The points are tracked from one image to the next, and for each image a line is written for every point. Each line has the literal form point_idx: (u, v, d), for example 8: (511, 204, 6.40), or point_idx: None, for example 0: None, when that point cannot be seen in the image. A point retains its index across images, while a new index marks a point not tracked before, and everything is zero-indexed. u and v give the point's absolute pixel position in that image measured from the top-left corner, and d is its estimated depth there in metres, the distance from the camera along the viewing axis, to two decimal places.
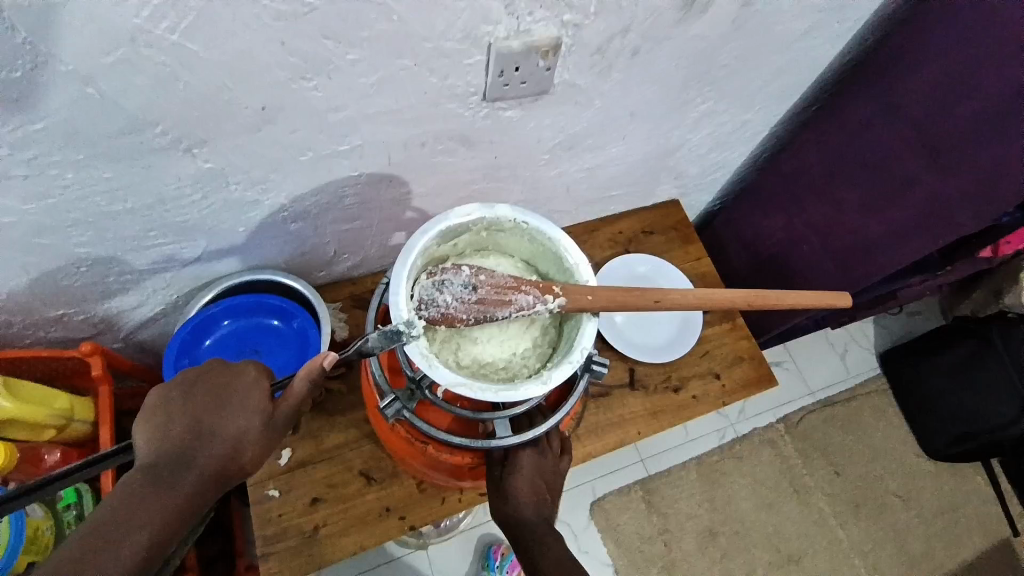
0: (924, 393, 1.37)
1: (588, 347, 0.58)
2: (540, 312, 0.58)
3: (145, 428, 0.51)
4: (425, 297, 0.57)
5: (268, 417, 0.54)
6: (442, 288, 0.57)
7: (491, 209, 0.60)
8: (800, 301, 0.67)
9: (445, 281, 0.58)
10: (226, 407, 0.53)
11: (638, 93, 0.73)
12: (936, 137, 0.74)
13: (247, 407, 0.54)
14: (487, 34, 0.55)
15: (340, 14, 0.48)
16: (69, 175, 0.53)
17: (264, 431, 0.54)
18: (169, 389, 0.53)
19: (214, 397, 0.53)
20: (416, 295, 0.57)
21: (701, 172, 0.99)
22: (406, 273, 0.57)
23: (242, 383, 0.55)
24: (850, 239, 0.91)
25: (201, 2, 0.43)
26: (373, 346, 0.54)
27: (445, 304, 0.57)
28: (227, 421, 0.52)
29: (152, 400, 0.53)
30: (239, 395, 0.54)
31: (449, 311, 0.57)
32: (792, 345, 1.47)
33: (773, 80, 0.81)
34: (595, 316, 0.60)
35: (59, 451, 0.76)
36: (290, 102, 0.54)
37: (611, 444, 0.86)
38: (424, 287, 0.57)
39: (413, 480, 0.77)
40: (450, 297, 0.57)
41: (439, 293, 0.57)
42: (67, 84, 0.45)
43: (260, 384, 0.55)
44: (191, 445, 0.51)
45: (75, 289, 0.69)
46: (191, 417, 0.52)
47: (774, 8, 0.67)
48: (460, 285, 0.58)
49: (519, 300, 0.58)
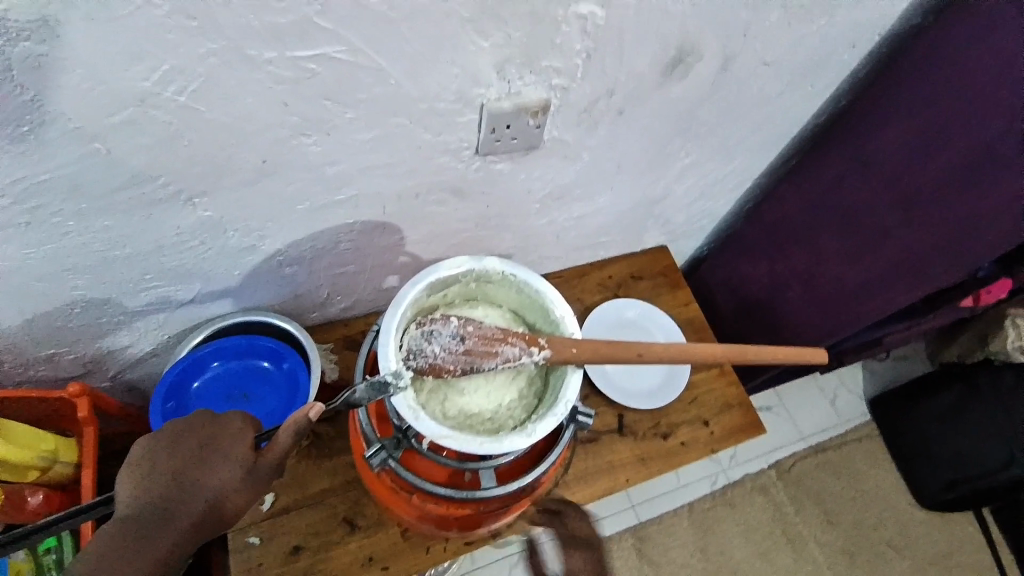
0: (913, 438, 1.37)
1: (572, 400, 0.59)
2: (526, 364, 0.59)
3: (128, 479, 0.52)
4: (414, 348, 0.58)
5: (249, 467, 0.53)
6: (431, 338, 0.59)
7: (480, 260, 0.63)
8: (776, 353, 0.68)
9: (433, 332, 0.59)
10: (209, 457, 0.53)
11: (624, 149, 0.76)
12: (908, 190, 0.78)
13: (230, 457, 0.53)
14: (479, 95, 0.58)
15: (340, 79, 0.51)
16: (70, 224, 0.55)
17: (245, 481, 0.53)
18: (156, 439, 0.54)
19: (197, 448, 0.53)
20: (404, 345, 0.59)
21: (687, 221, 1.02)
22: (397, 323, 0.59)
23: (227, 433, 0.54)
24: (831, 286, 0.93)
25: (208, 68, 0.46)
26: (361, 398, 0.55)
27: (435, 354, 0.58)
28: (210, 473, 0.52)
29: (138, 451, 0.53)
30: (222, 446, 0.53)
31: (437, 362, 0.58)
32: (782, 389, 1.47)
33: (753, 138, 0.85)
34: (579, 367, 0.61)
35: (42, 493, 0.74)
36: (289, 156, 0.57)
37: (599, 491, 0.85)
38: (413, 338, 0.59)
39: (398, 527, 0.76)
40: (439, 347, 0.58)
41: (427, 343, 0.58)
42: (76, 141, 0.48)
43: (245, 435, 0.55)
44: (174, 497, 0.51)
45: (67, 331, 0.69)
46: (172, 468, 0.52)
47: (749, 74, 0.71)
48: (448, 335, 0.59)
49: (507, 352, 0.59)
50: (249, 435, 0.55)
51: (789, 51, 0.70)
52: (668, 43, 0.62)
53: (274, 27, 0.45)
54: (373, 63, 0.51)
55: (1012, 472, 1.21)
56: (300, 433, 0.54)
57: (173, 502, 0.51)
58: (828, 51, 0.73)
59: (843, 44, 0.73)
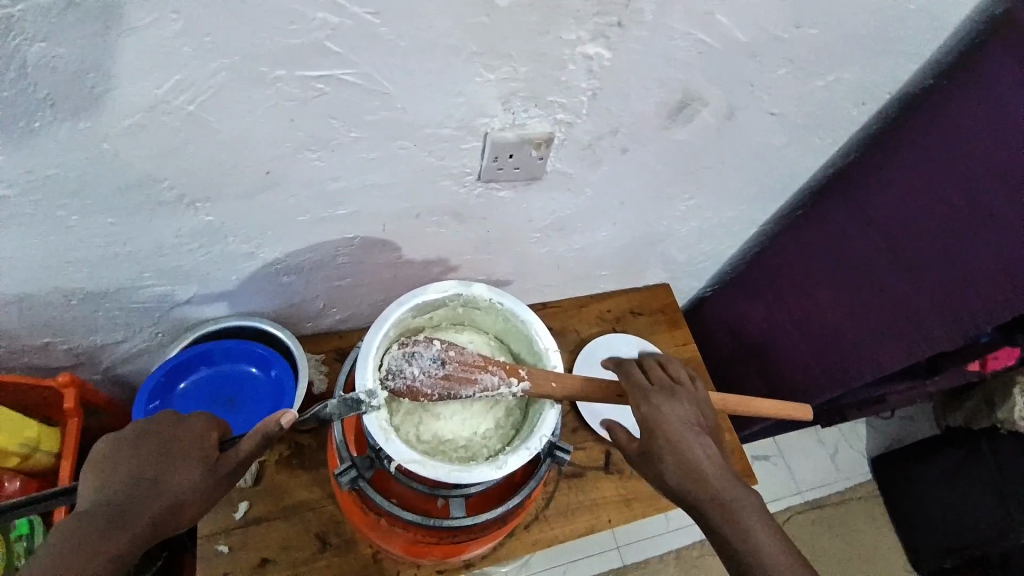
0: (914, 501, 1.33)
1: (547, 435, 0.60)
2: (503, 393, 0.61)
3: (91, 474, 0.52)
4: (394, 368, 0.61)
5: (211, 466, 0.54)
6: (412, 360, 0.61)
7: (468, 286, 0.65)
8: (752, 407, 0.69)
9: (415, 353, 0.62)
10: (172, 455, 0.53)
11: (628, 186, 0.77)
12: (907, 247, 0.77)
13: (194, 456, 0.54)
14: (484, 124, 0.59)
15: (346, 100, 0.52)
16: (74, 219, 0.57)
17: (206, 482, 0.53)
18: (121, 436, 0.54)
19: (161, 445, 0.54)
20: (384, 366, 0.62)
21: (690, 260, 1.02)
22: (378, 341, 0.61)
23: (192, 434, 0.55)
24: (829, 338, 0.92)
25: (219, 81, 0.48)
26: (333, 412, 0.57)
27: (414, 378, 0.61)
28: (173, 469, 0.52)
29: (101, 448, 0.53)
30: (187, 445, 0.54)
31: (415, 384, 0.61)
32: (780, 439, 1.44)
33: (758, 185, 0.85)
34: (556, 404, 0.63)
35: (20, 479, 0.75)
36: (293, 169, 0.58)
37: (580, 529, 0.83)
38: (394, 357, 0.62)
39: (370, 549, 0.75)
40: (418, 370, 0.61)
41: (407, 364, 0.61)
42: (86, 141, 0.49)
43: (210, 435, 0.56)
44: (135, 489, 0.51)
45: (62, 321, 0.70)
46: (135, 463, 0.52)
47: (755, 122, 0.72)
48: (429, 359, 0.62)
49: (484, 380, 0.61)
50: (215, 437, 0.56)
51: (796, 103, 0.71)
52: (674, 88, 0.63)
53: (286, 47, 0.46)
54: (380, 87, 0.52)
55: (1008, 542, 1.16)
56: (269, 438, 0.54)
57: (133, 494, 0.50)
58: (836, 106, 0.73)
59: (852, 101, 0.73)
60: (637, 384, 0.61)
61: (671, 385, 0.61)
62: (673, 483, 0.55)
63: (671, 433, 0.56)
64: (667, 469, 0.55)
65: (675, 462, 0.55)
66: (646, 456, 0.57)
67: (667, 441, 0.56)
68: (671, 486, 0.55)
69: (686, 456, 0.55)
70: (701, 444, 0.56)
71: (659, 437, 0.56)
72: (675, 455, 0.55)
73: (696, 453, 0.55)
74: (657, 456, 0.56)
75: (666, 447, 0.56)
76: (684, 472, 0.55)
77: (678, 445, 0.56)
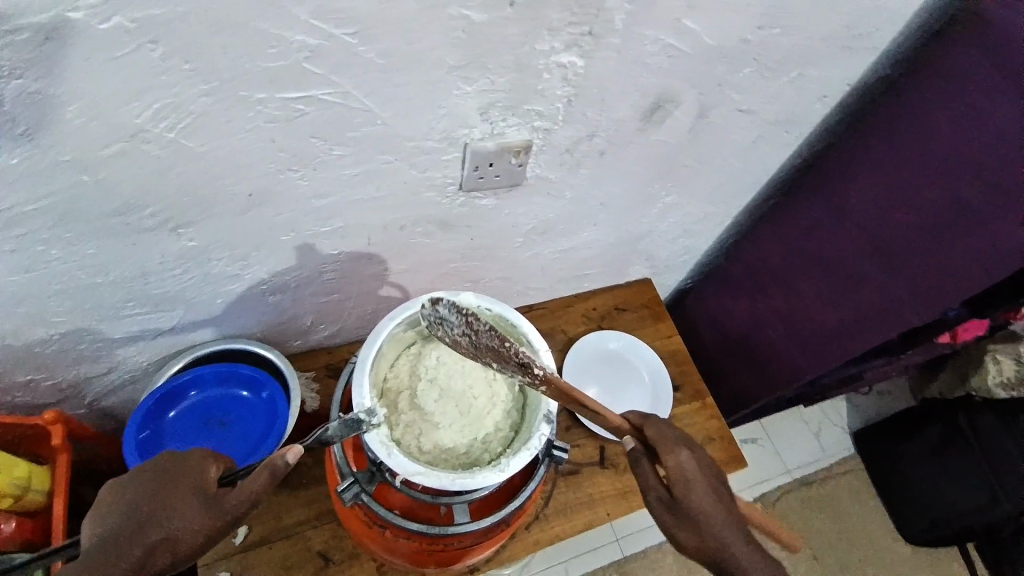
0: (902, 481, 1.37)
1: (546, 433, 0.63)
2: (525, 369, 0.59)
3: (92, 518, 0.52)
4: (445, 315, 0.64)
5: (207, 500, 0.53)
6: (468, 322, 0.63)
7: (456, 295, 0.68)
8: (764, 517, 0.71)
9: (472, 322, 0.63)
10: (167, 491, 0.52)
11: (607, 188, 0.79)
12: (880, 237, 0.80)
13: (191, 492, 0.53)
14: (464, 135, 0.60)
15: (328, 119, 0.53)
16: (55, 251, 0.56)
17: (205, 516, 0.52)
18: (119, 480, 0.54)
19: (156, 483, 0.53)
20: (428, 318, 0.66)
21: (671, 255, 1.04)
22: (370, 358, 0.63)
23: (190, 470, 0.54)
24: (809, 326, 0.95)
25: (200, 106, 0.48)
26: (334, 435, 0.57)
27: (462, 324, 0.63)
28: (169, 506, 0.52)
29: (103, 492, 0.53)
30: (183, 480, 0.53)
31: (465, 326, 0.62)
32: (766, 422, 1.48)
33: (733, 179, 0.88)
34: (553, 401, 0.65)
35: (14, 520, 0.71)
36: (275, 189, 0.58)
37: (579, 525, 0.84)
38: (451, 310, 0.64)
39: (373, 561, 0.75)
40: (460, 329, 0.63)
41: (458, 320, 0.63)
42: (66, 173, 0.49)
43: (208, 471, 0.55)
44: (132, 527, 0.50)
45: (46, 356, 0.69)
46: (132, 503, 0.52)
47: (726, 120, 0.74)
48: (483, 330, 0.62)
49: (522, 349, 0.59)
50: (213, 473, 0.55)
51: (765, 99, 0.73)
52: (647, 92, 0.64)
53: (268, 71, 0.47)
54: (360, 105, 0.52)
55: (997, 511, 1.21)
56: (278, 471, 0.52)
57: (131, 532, 0.50)
58: (801, 101, 0.76)
59: (816, 95, 0.76)
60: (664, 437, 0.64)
61: (691, 439, 0.65)
62: (698, 533, 0.58)
63: (694, 487, 0.60)
64: (695, 517, 0.59)
65: (702, 511, 0.59)
66: (671, 504, 0.61)
67: (693, 490, 0.60)
68: (696, 534, 0.58)
69: (712, 504, 0.59)
70: (720, 497, 0.60)
71: (685, 486, 0.60)
72: (700, 505, 0.59)
73: (717, 507, 0.59)
74: (683, 503, 0.60)
75: (691, 497, 0.60)
76: (710, 521, 0.58)
77: (704, 494, 0.60)
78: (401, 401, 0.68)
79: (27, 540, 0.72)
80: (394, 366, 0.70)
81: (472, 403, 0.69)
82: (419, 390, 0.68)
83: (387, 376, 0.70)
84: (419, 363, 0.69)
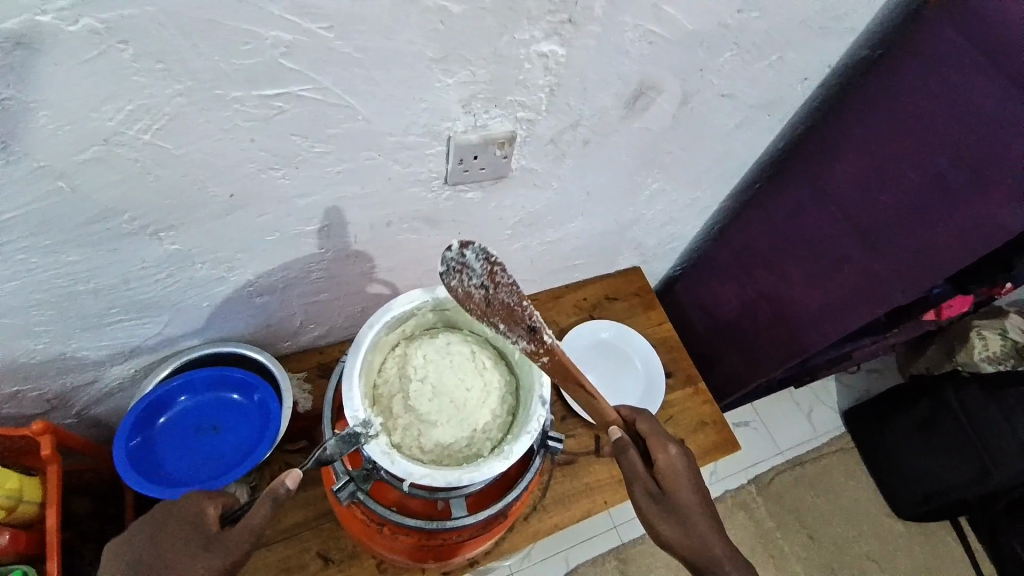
0: (891, 457, 1.40)
1: (543, 414, 0.64)
2: (537, 334, 0.61)
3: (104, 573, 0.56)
4: (468, 261, 0.58)
5: (209, 540, 0.56)
6: (496, 273, 0.59)
7: (432, 292, 0.68)
8: None
9: (500, 275, 0.60)
10: (170, 537, 0.56)
11: (593, 177, 0.78)
12: (863, 218, 0.81)
13: (193, 534, 0.57)
14: (447, 129, 0.60)
15: (307, 116, 0.52)
16: (35, 260, 0.55)
17: (208, 554, 0.55)
18: (127, 536, 0.58)
19: (159, 532, 0.57)
20: (445, 262, 0.57)
21: (658, 243, 1.04)
22: (358, 366, 0.63)
23: (190, 512, 0.58)
24: (796, 308, 0.96)
25: (174, 107, 0.47)
26: (333, 455, 0.57)
27: (483, 276, 0.59)
28: (174, 551, 0.56)
29: (111, 548, 0.57)
30: (185, 523, 0.57)
31: (492, 276, 0.59)
32: (758, 405, 1.50)
33: (717, 164, 0.88)
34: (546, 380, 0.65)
35: (9, 532, 0.70)
36: (257, 190, 0.57)
37: (577, 514, 0.85)
38: (478, 257, 0.58)
39: (373, 559, 0.75)
40: (480, 280, 0.59)
41: (484, 271, 0.59)
42: (41, 180, 0.48)
43: (206, 510, 0.59)
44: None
45: (30, 367, 0.68)
46: (141, 554, 0.56)
47: (708, 105, 0.74)
48: (509, 287, 0.61)
49: (536, 314, 0.61)
50: (213, 513, 0.59)
51: (746, 83, 0.73)
52: (628, 80, 0.64)
53: (242, 69, 0.46)
54: (340, 101, 0.52)
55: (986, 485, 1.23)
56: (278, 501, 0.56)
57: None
58: (782, 85, 0.77)
59: (797, 77, 0.77)
60: (656, 433, 0.67)
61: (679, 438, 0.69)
62: (679, 528, 0.62)
63: (679, 486, 0.64)
64: (680, 512, 0.63)
65: (687, 508, 0.63)
66: (659, 498, 0.63)
67: (679, 489, 0.64)
68: (677, 528, 0.62)
69: (694, 502, 0.63)
70: (701, 495, 0.65)
71: (674, 483, 0.64)
72: (685, 503, 0.63)
73: (698, 505, 0.64)
74: (669, 500, 0.63)
75: (677, 495, 0.63)
76: (691, 518, 0.63)
77: (688, 493, 0.64)
78: (395, 406, 0.67)
79: (22, 552, 0.71)
80: (383, 371, 0.70)
81: (466, 394, 0.69)
82: (411, 391, 0.67)
83: (377, 383, 0.69)
84: (406, 364, 0.69)
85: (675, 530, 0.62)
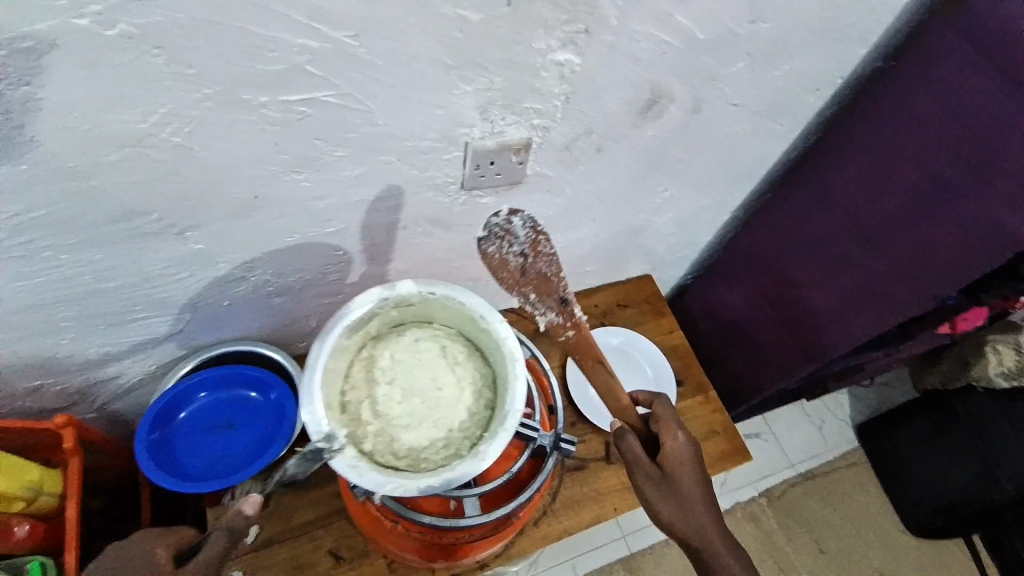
0: (900, 463, 1.38)
1: (518, 410, 0.62)
2: (565, 306, 0.69)
3: None
4: (515, 229, 0.70)
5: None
6: (538, 242, 0.69)
7: (392, 288, 0.67)
8: None
9: (541, 244, 0.69)
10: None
11: (605, 183, 0.79)
12: (865, 224, 0.82)
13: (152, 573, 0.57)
14: (464, 134, 0.61)
15: (328, 121, 0.54)
16: (62, 257, 0.57)
17: None
18: None
19: None
20: (491, 227, 0.71)
21: (669, 250, 1.05)
22: (316, 384, 0.62)
23: (144, 555, 0.58)
24: (801, 314, 0.97)
25: (202, 111, 0.49)
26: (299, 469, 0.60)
27: (526, 244, 0.70)
28: None
29: None
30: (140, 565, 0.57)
31: (532, 245, 0.69)
32: (769, 415, 1.49)
33: (729, 173, 0.89)
34: (522, 375, 0.65)
35: (29, 522, 0.71)
36: (278, 191, 0.59)
37: (587, 520, 0.85)
38: (523, 227, 0.70)
39: (383, 559, 0.76)
40: (521, 248, 0.69)
41: (526, 240, 0.70)
42: (73, 179, 0.50)
43: (159, 551, 0.59)
44: None
45: (56, 361, 0.70)
46: None
47: (718, 114, 0.75)
48: (547, 257, 0.69)
49: (568, 290, 0.69)
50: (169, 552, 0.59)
51: (757, 92, 0.74)
52: (641, 87, 0.66)
53: (268, 74, 0.48)
54: (362, 106, 0.54)
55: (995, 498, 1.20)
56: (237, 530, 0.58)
57: None
58: (793, 94, 0.77)
59: (809, 87, 0.77)
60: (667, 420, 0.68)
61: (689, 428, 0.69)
62: (676, 509, 0.63)
63: (683, 474, 0.64)
64: (681, 498, 0.63)
65: (688, 496, 0.63)
66: (660, 483, 0.63)
67: (682, 477, 0.64)
68: (674, 510, 0.63)
69: (696, 490, 0.64)
70: (703, 483, 0.64)
71: (678, 470, 0.64)
72: (687, 490, 0.63)
73: (699, 493, 0.64)
74: (670, 486, 0.63)
75: (679, 482, 0.63)
76: (690, 504, 0.63)
77: (690, 481, 0.64)
78: (363, 414, 0.67)
79: (38, 544, 0.72)
80: (348, 376, 0.69)
81: (438, 392, 0.71)
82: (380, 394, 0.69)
83: (343, 390, 0.68)
84: (373, 367, 0.70)
85: (672, 510, 0.63)
